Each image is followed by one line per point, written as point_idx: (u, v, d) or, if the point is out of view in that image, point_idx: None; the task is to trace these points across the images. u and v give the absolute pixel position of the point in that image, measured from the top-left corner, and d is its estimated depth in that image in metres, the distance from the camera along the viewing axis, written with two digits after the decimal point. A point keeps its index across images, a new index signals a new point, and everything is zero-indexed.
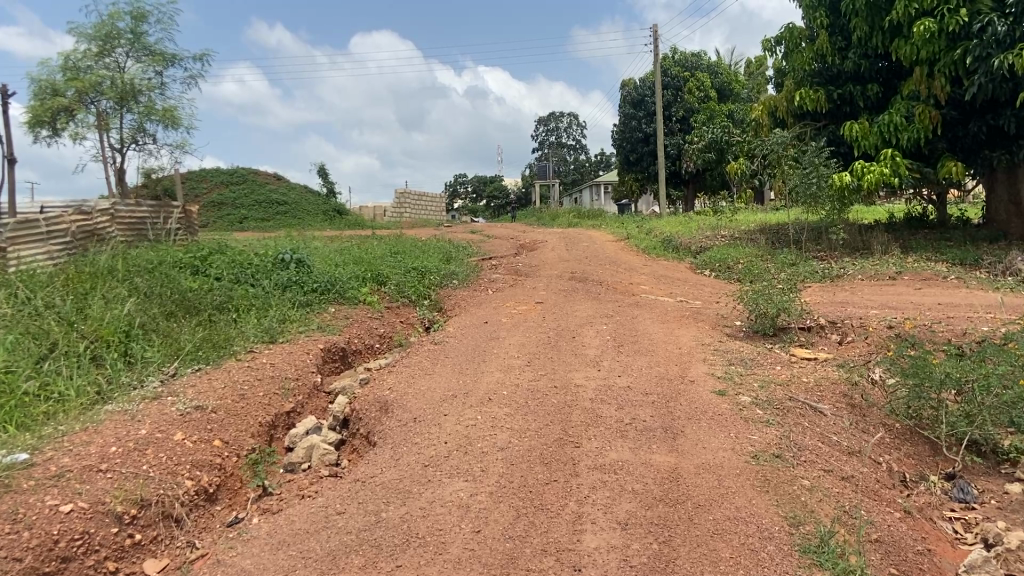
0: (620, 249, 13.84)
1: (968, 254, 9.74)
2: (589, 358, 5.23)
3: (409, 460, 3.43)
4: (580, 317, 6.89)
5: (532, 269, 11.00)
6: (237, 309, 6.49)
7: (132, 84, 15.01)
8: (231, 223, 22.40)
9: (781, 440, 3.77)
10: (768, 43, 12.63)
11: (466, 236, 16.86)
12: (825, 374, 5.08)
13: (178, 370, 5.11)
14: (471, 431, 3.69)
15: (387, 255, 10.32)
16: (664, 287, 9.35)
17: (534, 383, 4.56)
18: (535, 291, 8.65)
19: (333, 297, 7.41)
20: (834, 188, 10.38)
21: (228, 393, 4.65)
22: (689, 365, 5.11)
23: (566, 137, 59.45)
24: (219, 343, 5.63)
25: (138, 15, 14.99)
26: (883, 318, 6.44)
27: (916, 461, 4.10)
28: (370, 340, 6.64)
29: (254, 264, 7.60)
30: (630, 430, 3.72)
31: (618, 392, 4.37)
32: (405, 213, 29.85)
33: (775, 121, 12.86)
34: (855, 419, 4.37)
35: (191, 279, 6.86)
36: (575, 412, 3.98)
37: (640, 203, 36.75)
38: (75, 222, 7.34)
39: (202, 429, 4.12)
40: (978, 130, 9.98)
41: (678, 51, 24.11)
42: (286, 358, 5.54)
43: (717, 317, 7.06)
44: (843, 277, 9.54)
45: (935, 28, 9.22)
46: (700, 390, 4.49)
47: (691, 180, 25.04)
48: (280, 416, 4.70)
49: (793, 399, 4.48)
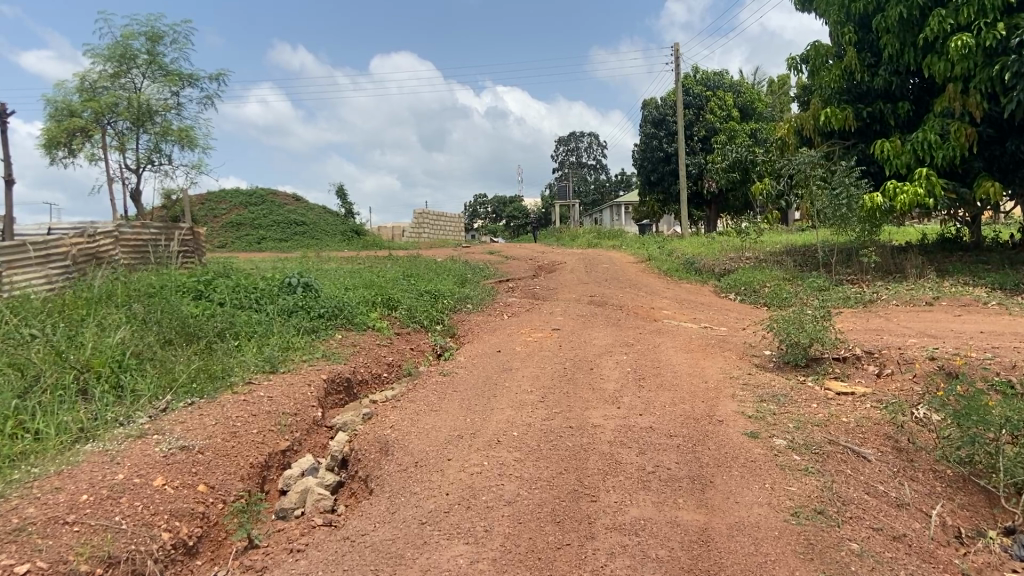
0: (641, 272, 13.46)
1: (1008, 278, 9.27)
2: (608, 393, 4.85)
3: (405, 514, 3.08)
4: (599, 346, 6.51)
5: (550, 292, 10.65)
6: (239, 336, 6.19)
7: (148, 105, 14.92)
8: (249, 244, 22.27)
9: (822, 492, 3.38)
10: (793, 62, 12.27)
11: (484, 257, 16.56)
12: (865, 414, 4.67)
13: (170, 404, 4.79)
14: (476, 479, 3.34)
15: (400, 277, 10.03)
16: (688, 312, 8.96)
17: (547, 422, 4.19)
18: (552, 316, 8.31)
19: (340, 323, 7.11)
20: (865, 209, 9.97)
21: (219, 430, 4.32)
22: (717, 402, 4.72)
23: (587, 157, 59.30)
24: (216, 373, 5.31)
25: (154, 36, 14.95)
26: (923, 348, 6.02)
27: (971, 512, 3.67)
28: (377, 370, 6.34)
29: (260, 289, 7.31)
30: (652, 481, 3.34)
31: (639, 434, 3.99)
32: (424, 233, 29.66)
33: (801, 141, 12.46)
34: (901, 466, 3.96)
35: (191, 304, 6.60)
36: (592, 458, 3.60)
37: (662, 224, 36.48)
38: (77, 245, 7.10)
39: (186, 473, 3.79)
40: (1017, 148, 9.53)
41: (700, 71, 23.80)
42: (285, 390, 5.21)
43: (745, 346, 6.65)
44: (876, 302, 9.11)
45: (972, 43, 8.83)
46: (729, 431, 4.10)
47: (713, 201, 24.64)
48: (275, 455, 4.37)
49: (832, 442, 4.09)
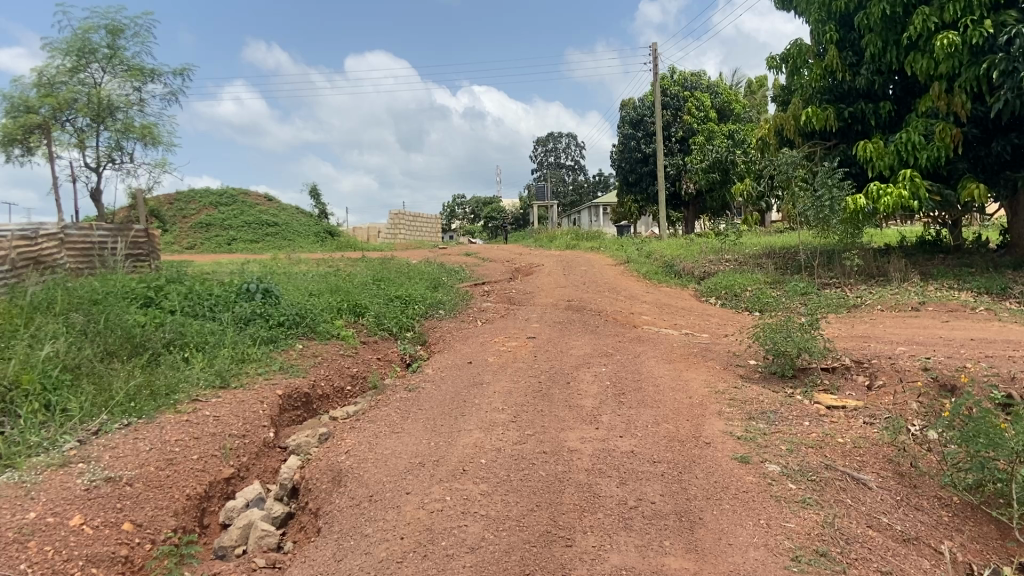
0: (619, 274, 13.11)
1: (995, 282, 9.03)
2: (585, 412, 4.47)
3: (351, 564, 2.71)
4: (576, 356, 6.13)
5: (526, 296, 10.26)
6: (189, 348, 5.75)
7: (109, 100, 14.36)
8: (219, 244, 21.65)
9: (822, 529, 3.02)
10: (773, 61, 11.99)
11: (459, 259, 16.13)
12: (862, 433, 4.32)
13: (104, 426, 4.36)
14: (435, 519, 2.94)
15: (369, 281, 9.58)
16: (668, 317, 8.63)
17: (517, 447, 3.81)
18: (527, 323, 7.91)
19: (302, 331, 6.68)
20: (848, 212, 9.70)
21: (153, 458, 3.89)
22: (702, 420, 4.36)
23: (565, 157, 59.02)
24: (159, 391, 4.87)
25: (114, 29, 14.42)
26: (914, 357, 5.72)
27: (980, 546, 3.28)
28: (340, 383, 5.93)
29: (215, 295, 6.85)
30: (634, 519, 2.96)
31: (619, 460, 3.62)
32: (399, 234, 29.16)
33: (782, 142, 12.16)
34: (905, 493, 3.62)
35: (139, 313, 6.13)
36: (567, 491, 3.22)
37: (640, 225, 36.30)
38: (17, 248, 6.61)
39: (110, 510, 3.38)
40: (1002, 149, 9.30)
41: (677, 72, 23.53)
42: (234, 409, 4.77)
43: (729, 356, 6.30)
44: (861, 307, 8.83)
45: (958, 41, 8.56)
46: (717, 456, 3.75)
47: (691, 202, 24.38)
48: (217, 484, 3.97)
49: (830, 468, 3.74)
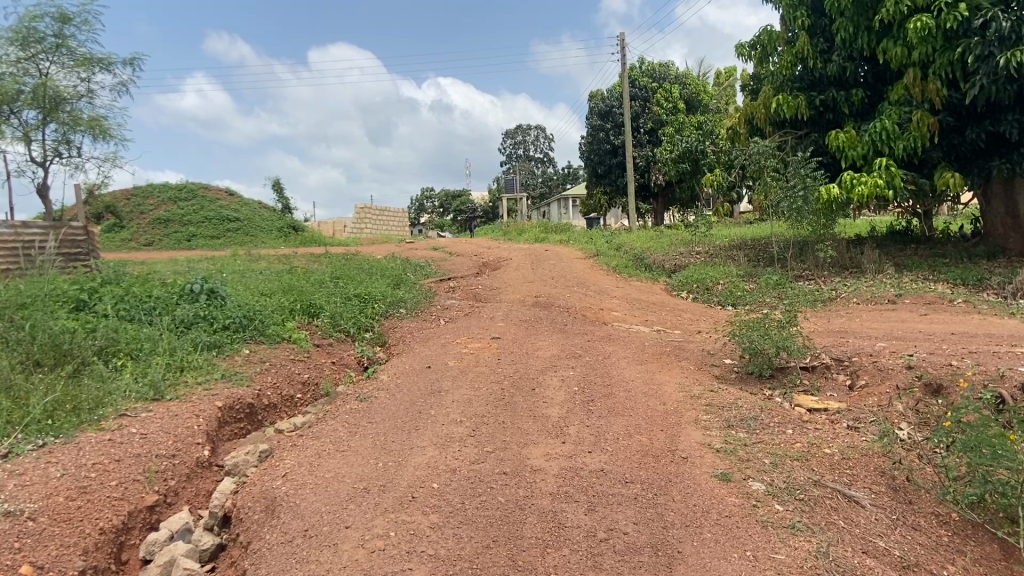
0: (589, 268, 12.79)
1: (970, 273, 8.81)
2: (551, 424, 4.10)
3: None
4: (542, 358, 5.76)
5: (492, 292, 9.88)
6: (121, 357, 5.29)
7: (56, 91, 13.66)
8: (177, 241, 20.97)
9: (816, 561, 2.67)
10: (742, 48, 11.69)
11: (426, 253, 15.68)
12: (850, 442, 4.01)
13: (16, 446, 3.86)
14: (375, 562, 2.55)
15: (327, 278, 9.12)
16: (639, 313, 8.29)
17: (475, 467, 3.42)
18: (491, 321, 7.53)
19: (250, 334, 6.22)
20: (821, 203, 9.42)
21: (64, 485, 3.45)
22: (678, 431, 4.01)
23: (534, 150, 58.72)
24: (83, 405, 4.39)
25: (61, 17, 13.73)
26: (896, 352, 5.44)
27: (984, 569, 2.92)
28: (289, 391, 5.50)
29: (154, 298, 6.36)
30: (605, 555, 2.61)
31: (587, 481, 3.25)
32: (366, 228, 28.59)
33: (753, 132, 11.87)
34: (900, 511, 3.29)
35: (68, 318, 5.63)
36: (529, 521, 2.85)
37: (608, 217, 36.20)
38: None
39: (5, 551, 2.95)
40: (976, 137, 9.06)
41: (645, 62, 23.26)
42: (165, 425, 4.32)
43: (703, 355, 5.97)
44: (837, 300, 8.57)
45: (932, 24, 8.30)
46: (695, 474, 3.40)
47: (660, 194, 24.18)
48: (137, 514, 3.56)
49: (819, 485, 3.40)
